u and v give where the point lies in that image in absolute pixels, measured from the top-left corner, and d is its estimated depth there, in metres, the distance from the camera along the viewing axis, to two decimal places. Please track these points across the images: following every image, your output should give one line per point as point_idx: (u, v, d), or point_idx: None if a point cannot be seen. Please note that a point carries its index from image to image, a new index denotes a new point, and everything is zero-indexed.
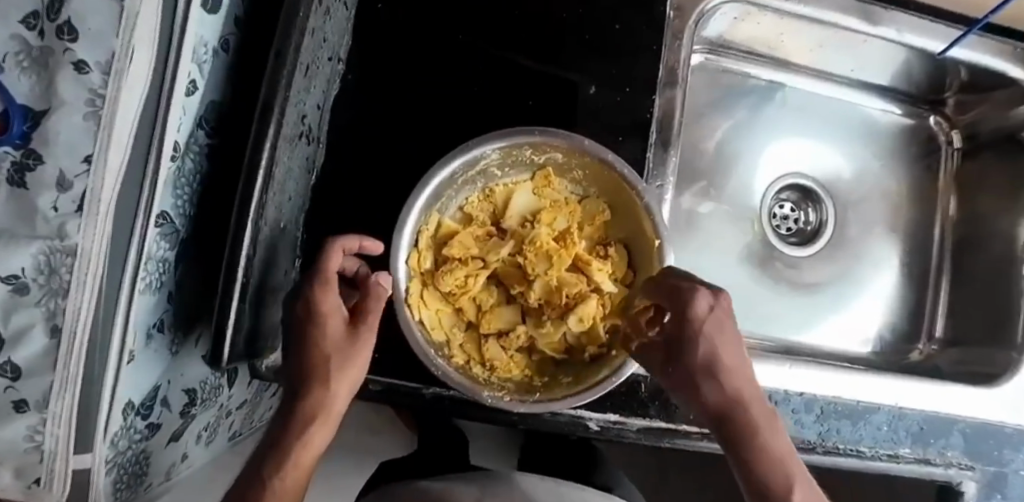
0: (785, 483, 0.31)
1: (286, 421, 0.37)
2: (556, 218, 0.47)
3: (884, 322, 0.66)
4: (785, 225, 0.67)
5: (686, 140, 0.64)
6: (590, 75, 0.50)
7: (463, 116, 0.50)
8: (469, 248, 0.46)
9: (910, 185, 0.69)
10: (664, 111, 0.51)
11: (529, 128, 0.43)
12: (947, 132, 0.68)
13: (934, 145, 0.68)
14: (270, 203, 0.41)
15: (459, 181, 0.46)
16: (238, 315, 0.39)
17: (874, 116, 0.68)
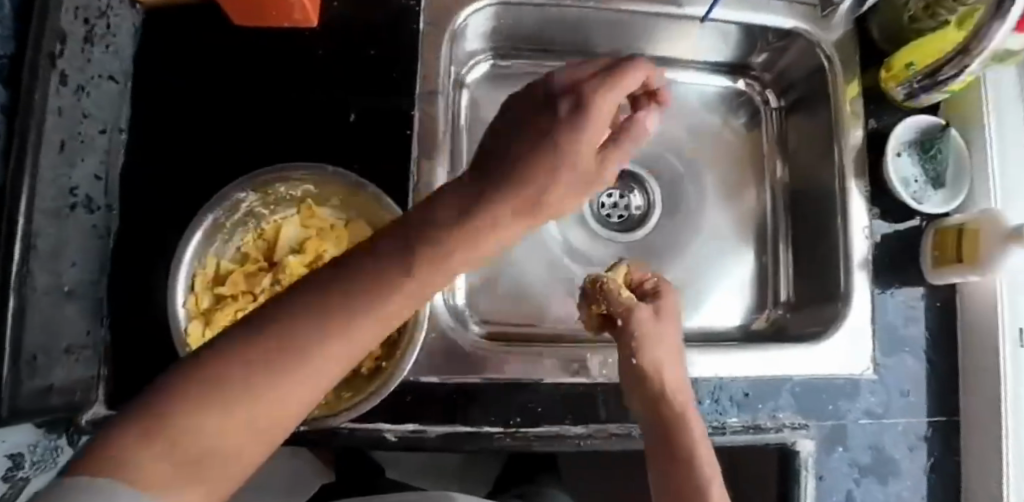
0: (695, 436, 0.41)
1: (389, 252, 0.29)
2: (324, 244, 0.50)
3: (732, 294, 0.65)
4: (615, 213, 0.65)
5: None
6: (348, 104, 0.53)
7: (242, 162, 0.53)
8: (247, 284, 0.49)
9: (739, 152, 0.68)
10: (426, 121, 0.52)
11: (279, 169, 0.48)
12: (762, 92, 0.68)
13: (754, 108, 0.69)
14: (43, 275, 0.40)
15: (228, 224, 0.49)
16: (24, 391, 0.38)
17: (692, 91, 0.67)
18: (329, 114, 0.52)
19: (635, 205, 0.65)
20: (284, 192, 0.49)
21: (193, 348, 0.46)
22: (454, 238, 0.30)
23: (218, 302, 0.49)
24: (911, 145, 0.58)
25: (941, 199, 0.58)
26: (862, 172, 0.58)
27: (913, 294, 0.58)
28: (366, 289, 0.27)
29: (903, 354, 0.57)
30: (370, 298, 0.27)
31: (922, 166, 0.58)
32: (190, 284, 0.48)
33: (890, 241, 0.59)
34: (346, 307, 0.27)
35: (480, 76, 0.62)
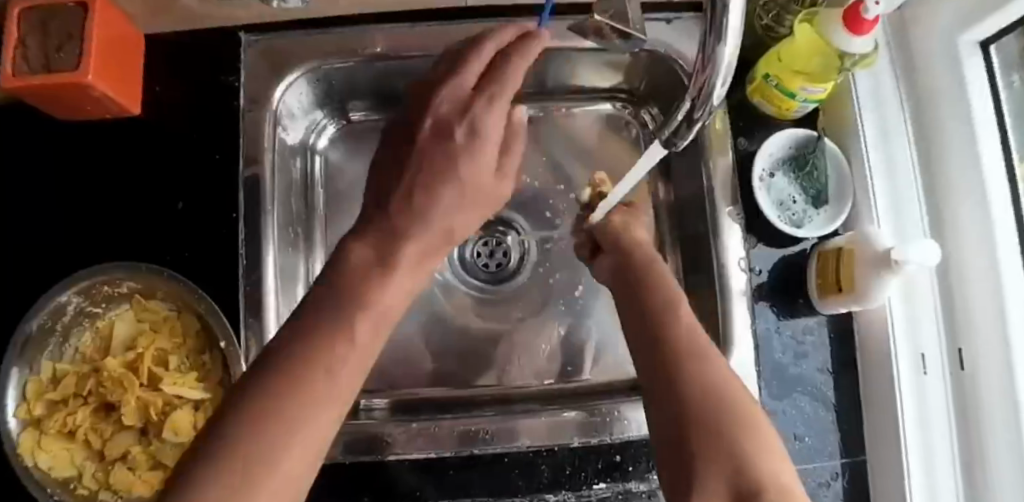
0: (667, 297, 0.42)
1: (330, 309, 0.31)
2: (156, 338, 0.50)
3: (621, 340, 0.58)
4: (491, 262, 0.61)
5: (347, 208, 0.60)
6: (175, 191, 0.52)
7: (69, 257, 0.51)
8: (81, 386, 0.49)
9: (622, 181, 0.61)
10: (250, 202, 0.50)
11: (94, 269, 0.47)
12: (636, 115, 0.61)
13: (631, 134, 0.61)
14: None
15: (58, 328, 0.49)
16: None
17: (563, 123, 0.62)
18: (156, 203, 0.51)
19: (509, 250, 0.61)
20: (108, 291, 0.50)
21: (24, 458, 0.46)
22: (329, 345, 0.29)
23: (53, 406, 0.48)
24: (784, 163, 0.54)
25: (824, 219, 0.52)
26: (733, 200, 0.53)
27: (801, 327, 0.53)
28: (254, 415, 0.25)
29: (794, 395, 0.52)
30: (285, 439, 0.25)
31: (799, 185, 0.53)
32: (24, 392, 0.48)
33: (772, 272, 0.54)
34: (277, 416, 0.25)
35: (330, 141, 0.60)
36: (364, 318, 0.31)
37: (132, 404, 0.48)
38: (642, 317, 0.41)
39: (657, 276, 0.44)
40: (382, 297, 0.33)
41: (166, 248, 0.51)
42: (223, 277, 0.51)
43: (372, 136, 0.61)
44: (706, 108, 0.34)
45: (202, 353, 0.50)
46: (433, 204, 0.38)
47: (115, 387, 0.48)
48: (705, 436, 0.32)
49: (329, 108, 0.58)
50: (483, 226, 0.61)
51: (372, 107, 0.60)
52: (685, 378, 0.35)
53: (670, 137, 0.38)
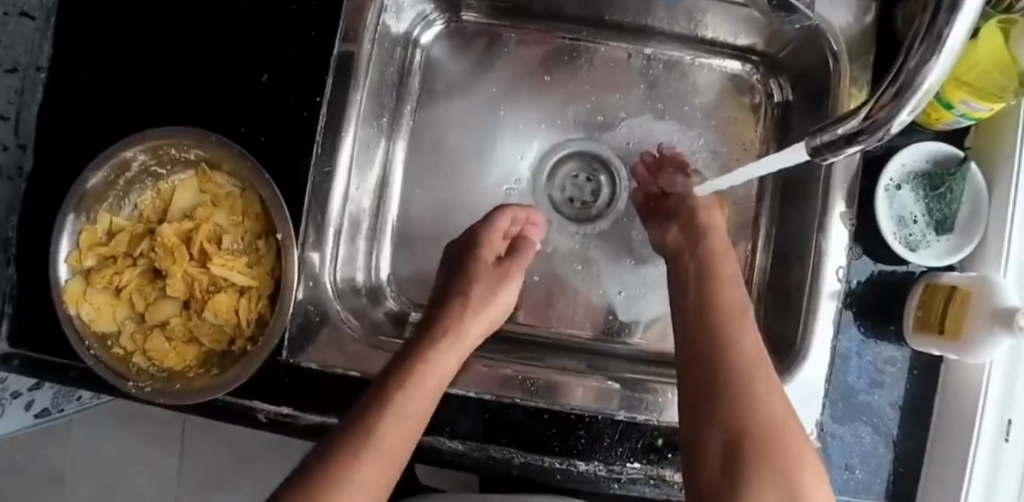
0: (732, 310, 0.40)
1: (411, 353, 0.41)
2: (215, 212, 0.48)
3: None
4: (578, 200, 0.56)
5: (435, 113, 0.56)
6: (261, 62, 0.48)
7: (147, 112, 0.49)
8: (133, 247, 0.47)
9: (730, 148, 0.55)
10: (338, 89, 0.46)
11: (162, 129, 0.45)
12: (765, 81, 0.55)
13: (753, 99, 0.55)
14: None
15: (121, 182, 0.48)
16: None
17: (683, 70, 0.56)
18: (242, 72, 0.49)
19: (599, 191, 0.56)
20: (175, 153, 0.47)
21: (68, 304, 0.45)
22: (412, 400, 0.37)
23: (105, 262, 0.47)
24: (916, 178, 0.48)
25: (942, 249, 0.48)
26: (851, 203, 0.48)
27: (885, 356, 0.49)
28: (342, 462, 0.32)
29: (857, 423, 0.49)
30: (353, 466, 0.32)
31: (925, 204, 0.48)
32: (76, 240, 0.46)
33: (868, 288, 0.50)
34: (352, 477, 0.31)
35: (435, 37, 0.56)
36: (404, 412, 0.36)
37: (180, 276, 0.46)
38: (703, 281, 0.42)
39: (721, 245, 0.45)
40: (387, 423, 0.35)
41: (242, 120, 0.48)
42: (295, 164, 0.48)
43: (478, 41, 0.56)
44: (879, 130, 0.30)
45: (257, 239, 0.48)
46: (432, 355, 0.41)
47: (166, 255, 0.46)
48: (761, 456, 0.33)
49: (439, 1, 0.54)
50: (575, 159, 0.56)
51: (485, 10, 0.55)
52: (745, 400, 0.35)
53: (818, 147, 0.35)
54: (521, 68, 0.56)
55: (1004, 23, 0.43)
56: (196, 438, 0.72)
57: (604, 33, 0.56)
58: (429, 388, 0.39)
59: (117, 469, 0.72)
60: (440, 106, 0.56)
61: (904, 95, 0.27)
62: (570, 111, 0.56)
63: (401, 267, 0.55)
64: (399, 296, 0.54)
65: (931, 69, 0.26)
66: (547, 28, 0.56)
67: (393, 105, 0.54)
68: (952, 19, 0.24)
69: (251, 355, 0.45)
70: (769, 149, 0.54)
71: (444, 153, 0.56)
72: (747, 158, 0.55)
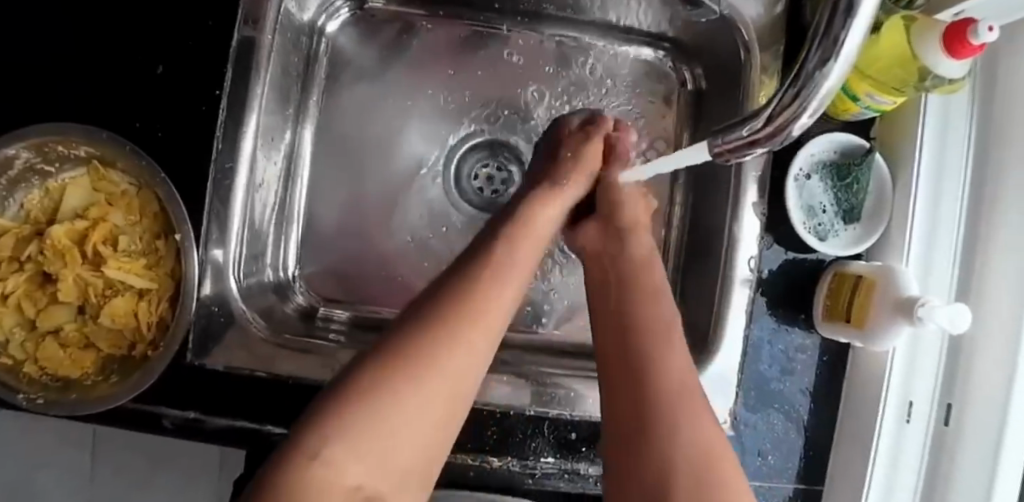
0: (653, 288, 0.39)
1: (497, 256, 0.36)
2: (110, 212, 0.45)
3: None
4: (490, 189, 0.55)
5: (347, 103, 0.55)
6: (155, 53, 0.46)
7: (31, 105, 0.46)
8: (20, 250, 0.45)
9: (645, 137, 0.55)
10: (238, 80, 0.44)
11: (42, 125, 0.42)
12: (678, 69, 0.55)
13: (668, 87, 0.56)
14: None
15: (3, 181, 0.45)
16: None
17: (599, 59, 0.55)
18: (135, 64, 0.46)
19: (512, 181, 0.55)
20: (63, 150, 0.44)
21: None
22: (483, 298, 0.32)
23: None
24: (824, 169, 0.49)
25: (848, 239, 0.49)
26: (761, 194, 0.48)
27: (795, 344, 0.50)
28: (362, 394, 0.27)
29: (769, 411, 0.50)
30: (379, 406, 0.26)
31: (833, 195, 0.49)
32: None
33: (779, 278, 0.50)
34: (394, 406, 0.27)
35: (343, 26, 0.54)
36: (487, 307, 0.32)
37: (73, 279, 0.44)
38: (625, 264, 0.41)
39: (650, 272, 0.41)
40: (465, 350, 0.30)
41: (137, 114, 0.46)
42: (196, 160, 0.46)
43: (389, 29, 0.55)
44: (778, 135, 0.26)
45: (156, 239, 0.45)
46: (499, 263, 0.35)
47: (57, 258, 0.44)
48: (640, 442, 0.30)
49: None
50: (489, 147, 0.55)
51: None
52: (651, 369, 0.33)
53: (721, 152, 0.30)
54: (435, 58, 0.55)
55: (907, 19, 0.41)
56: (111, 443, 0.70)
57: (519, 21, 0.55)
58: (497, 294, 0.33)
59: (24, 480, 0.70)
60: (351, 95, 0.55)
61: (805, 96, 0.23)
62: (490, 102, 0.55)
63: (314, 263, 0.54)
64: (308, 291, 0.53)
65: (829, 73, 0.22)
66: (461, 16, 0.55)
67: (299, 97, 0.53)
68: (850, 20, 0.20)
69: (150, 362, 0.43)
70: (682, 137, 0.55)
71: (357, 146, 0.54)
72: (661, 146, 0.55)
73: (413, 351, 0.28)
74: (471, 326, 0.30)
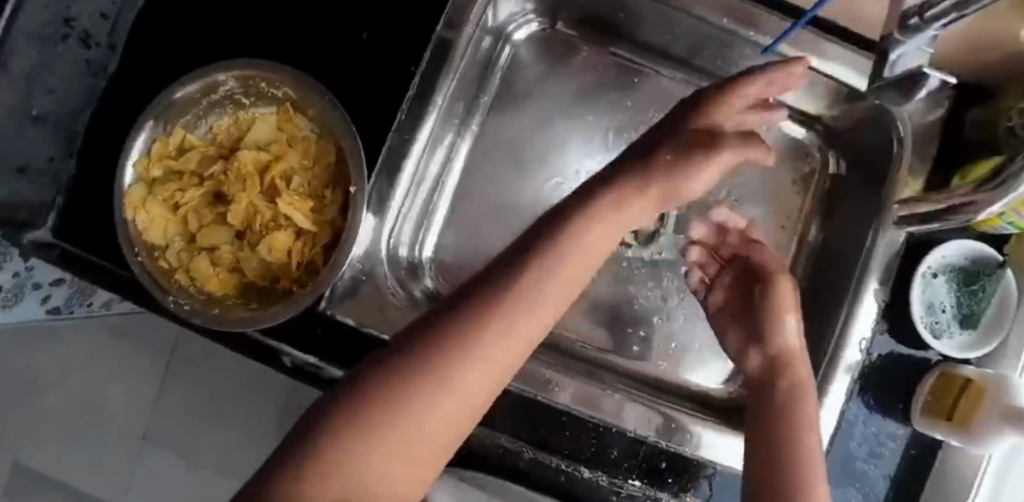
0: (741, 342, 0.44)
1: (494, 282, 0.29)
2: (289, 151, 0.47)
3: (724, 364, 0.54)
4: None
5: (513, 105, 0.57)
6: (363, 20, 0.49)
7: (245, 46, 0.50)
8: (201, 167, 0.48)
9: (779, 205, 0.59)
10: (432, 65, 0.47)
11: (255, 59, 0.44)
12: (823, 150, 0.60)
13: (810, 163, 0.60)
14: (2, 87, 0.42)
15: (203, 103, 0.48)
16: None
17: None
18: (344, 28, 0.49)
19: None
20: (263, 87, 0.47)
21: (127, 210, 0.46)
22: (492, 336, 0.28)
23: (170, 175, 0.47)
24: (952, 271, 0.51)
25: (963, 343, 0.50)
26: (886, 280, 0.50)
27: (887, 430, 0.52)
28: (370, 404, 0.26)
29: (849, 488, 0.51)
30: (391, 414, 0.26)
31: (956, 298, 0.51)
32: (149, 149, 0.47)
33: (885, 364, 0.52)
34: (405, 420, 0.26)
35: (528, 37, 0.57)
36: (464, 372, 0.27)
37: (242, 205, 0.45)
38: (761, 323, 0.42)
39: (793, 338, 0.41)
40: (465, 379, 0.27)
41: (335, 75, 0.49)
42: (377, 126, 0.49)
43: (564, 51, 0.58)
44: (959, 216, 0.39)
45: (324, 188, 0.46)
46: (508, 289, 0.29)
47: (238, 181, 0.46)
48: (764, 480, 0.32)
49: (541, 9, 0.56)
50: None
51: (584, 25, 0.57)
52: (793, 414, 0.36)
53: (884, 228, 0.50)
54: (605, 82, 0.57)
55: None
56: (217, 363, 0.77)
57: (689, 71, 0.57)
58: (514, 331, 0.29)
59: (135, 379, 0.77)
60: (518, 102, 0.57)
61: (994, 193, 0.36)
62: (637, 139, 0.57)
63: (452, 243, 0.55)
64: (436, 276, 0.54)
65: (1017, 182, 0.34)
66: (639, 62, 0.58)
67: (471, 94, 0.56)
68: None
69: (296, 298, 0.44)
70: (812, 214, 0.59)
71: (511, 152, 0.56)
72: (791, 219, 0.59)
73: (414, 380, 0.26)
74: (468, 364, 0.27)
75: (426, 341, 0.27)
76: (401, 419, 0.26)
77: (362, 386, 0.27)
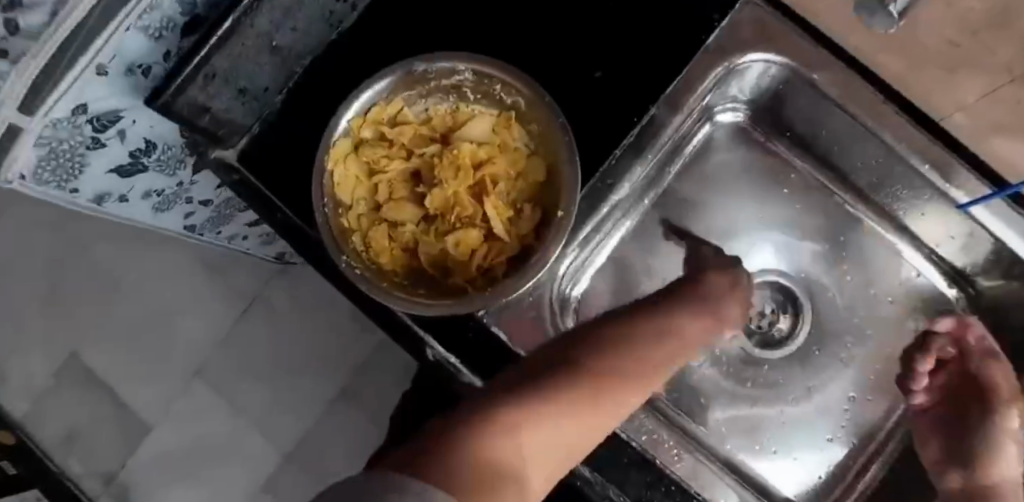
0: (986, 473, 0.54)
1: (601, 343, 0.35)
2: (499, 157, 0.48)
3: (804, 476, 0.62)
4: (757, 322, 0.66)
5: (699, 185, 0.65)
6: (599, 60, 0.51)
7: (484, 50, 0.53)
8: (412, 144, 0.49)
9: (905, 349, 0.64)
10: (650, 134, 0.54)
11: (504, 63, 0.45)
12: None
13: (948, 322, 0.64)
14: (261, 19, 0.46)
15: (429, 83, 0.48)
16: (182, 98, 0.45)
17: (903, 271, 0.65)
18: (581, 61, 0.52)
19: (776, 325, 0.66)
20: (497, 91, 0.48)
21: (329, 161, 0.45)
22: (606, 379, 0.32)
23: (378, 140, 0.48)
24: None
25: None
26: None
27: None
28: (509, 418, 0.24)
29: None
30: (526, 418, 0.25)
31: None
32: (368, 110, 0.47)
33: None
34: (543, 432, 0.26)
35: (729, 122, 0.64)
36: (588, 408, 0.29)
37: (444, 193, 0.47)
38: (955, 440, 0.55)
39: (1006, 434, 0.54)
40: (589, 415, 0.29)
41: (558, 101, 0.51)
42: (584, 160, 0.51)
43: (753, 148, 0.66)
44: None
45: (522, 202, 0.48)
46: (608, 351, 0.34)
47: (451, 170, 0.47)
48: None
49: (750, 104, 0.63)
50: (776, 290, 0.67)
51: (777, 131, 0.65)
52: None
53: None
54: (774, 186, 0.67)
55: None
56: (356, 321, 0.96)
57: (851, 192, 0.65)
58: (621, 385, 0.33)
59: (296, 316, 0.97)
60: (704, 182, 0.65)
61: None
62: (790, 252, 0.67)
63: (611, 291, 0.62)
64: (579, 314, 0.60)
65: None
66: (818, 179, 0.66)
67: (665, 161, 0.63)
68: None
69: (472, 298, 0.44)
70: None
71: (689, 222, 0.65)
72: None
73: (542, 395, 0.27)
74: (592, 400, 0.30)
75: (553, 375, 0.30)
76: (539, 424, 0.26)
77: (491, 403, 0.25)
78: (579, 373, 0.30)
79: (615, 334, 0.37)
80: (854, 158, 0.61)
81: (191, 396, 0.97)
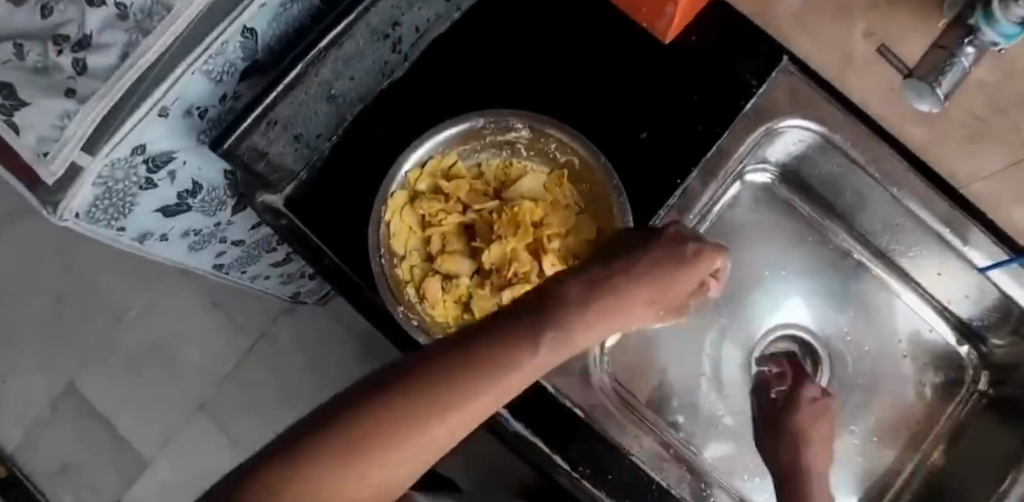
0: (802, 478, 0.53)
1: (482, 346, 0.33)
2: (552, 213, 0.49)
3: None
4: None
5: (727, 240, 0.67)
6: (645, 120, 0.54)
7: (534, 105, 0.55)
8: (466, 198, 0.50)
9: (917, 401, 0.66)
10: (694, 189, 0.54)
11: (561, 123, 0.47)
12: (976, 369, 0.65)
13: (958, 377, 0.66)
14: (324, 68, 0.47)
15: (484, 139, 0.49)
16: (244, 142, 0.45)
17: (919, 328, 0.67)
18: (628, 120, 0.54)
19: None
20: (551, 149, 0.49)
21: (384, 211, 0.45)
22: (469, 401, 0.31)
23: (433, 192, 0.48)
24: None
25: None
26: None
27: None
28: (352, 450, 0.28)
29: None
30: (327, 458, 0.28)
31: None
32: (424, 162, 0.47)
33: None
34: (354, 468, 0.28)
35: (758, 182, 0.66)
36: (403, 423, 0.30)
37: (500, 247, 0.47)
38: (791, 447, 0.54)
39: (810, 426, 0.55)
40: (409, 440, 0.30)
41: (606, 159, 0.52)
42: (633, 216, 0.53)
43: (780, 205, 0.68)
44: None
45: (574, 257, 0.49)
46: (478, 359, 0.32)
47: (509, 226, 0.48)
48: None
49: (777, 166, 0.65)
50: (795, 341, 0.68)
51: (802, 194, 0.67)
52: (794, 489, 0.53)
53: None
54: (798, 243, 0.69)
55: None
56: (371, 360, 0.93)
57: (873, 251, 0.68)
58: (494, 404, 0.32)
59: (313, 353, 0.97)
60: (731, 238, 0.67)
61: None
62: (812, 306, 0.69)
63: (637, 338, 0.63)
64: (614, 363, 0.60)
65: None
66: (843, 240, 0.68)
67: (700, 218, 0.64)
68: None
69: None
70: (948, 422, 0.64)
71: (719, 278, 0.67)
72: (924, 418, 0.65)
73: (362, 431, 0.29)
74: (419, 424, 0.30)
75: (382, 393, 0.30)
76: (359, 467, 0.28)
77: (338, 426, 0.29)
78: (432, 396, 0.31)
79: (532, 331, 0.35)
80: (875, 220, 0.64)
81: (191, 428, 0.99)
